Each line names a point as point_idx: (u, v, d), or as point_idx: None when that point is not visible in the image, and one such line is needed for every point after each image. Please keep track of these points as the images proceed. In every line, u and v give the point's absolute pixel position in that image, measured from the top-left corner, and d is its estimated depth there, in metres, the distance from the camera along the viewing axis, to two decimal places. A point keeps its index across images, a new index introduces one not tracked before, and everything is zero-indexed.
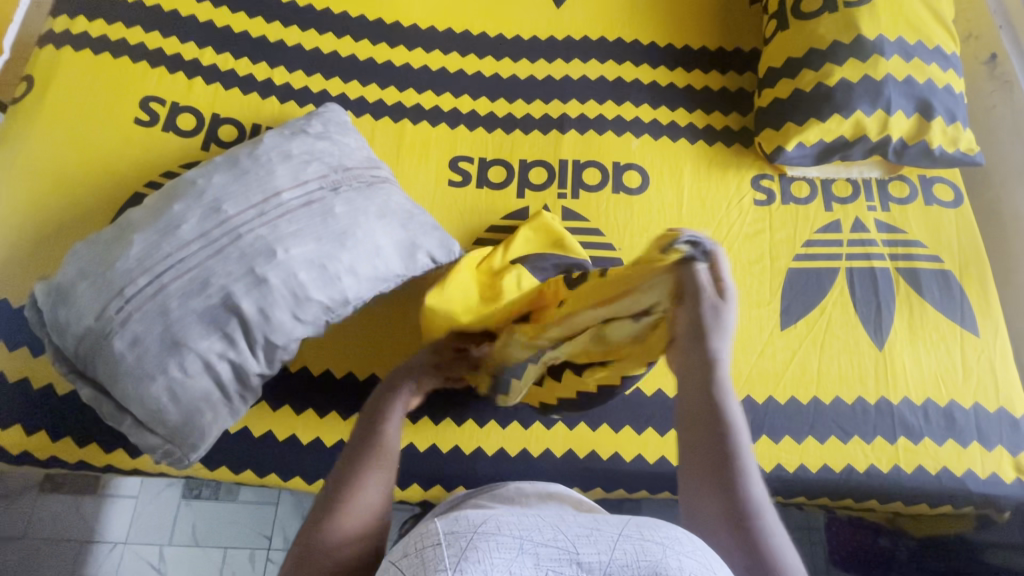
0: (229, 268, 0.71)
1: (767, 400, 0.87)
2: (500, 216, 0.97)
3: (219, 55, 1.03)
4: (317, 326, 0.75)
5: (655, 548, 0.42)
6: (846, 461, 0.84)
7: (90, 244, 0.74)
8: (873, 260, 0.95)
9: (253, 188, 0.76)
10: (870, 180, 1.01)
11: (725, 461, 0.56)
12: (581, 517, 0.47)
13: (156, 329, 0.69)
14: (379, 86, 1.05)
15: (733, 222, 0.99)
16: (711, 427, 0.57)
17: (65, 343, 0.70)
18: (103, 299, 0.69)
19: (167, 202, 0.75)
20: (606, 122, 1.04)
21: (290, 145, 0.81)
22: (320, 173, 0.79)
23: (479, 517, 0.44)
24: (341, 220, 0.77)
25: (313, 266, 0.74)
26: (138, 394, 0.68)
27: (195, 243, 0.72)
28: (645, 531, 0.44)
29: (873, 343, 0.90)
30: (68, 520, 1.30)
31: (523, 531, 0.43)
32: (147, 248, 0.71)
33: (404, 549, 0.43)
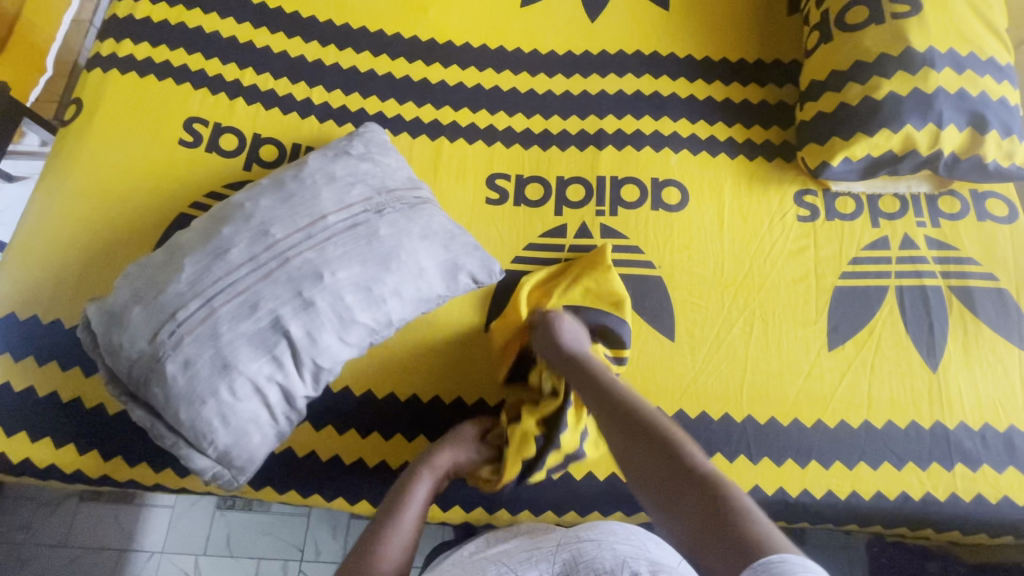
0: (278, 291, 0.72)
1: (816, 424, 0.85)
2: (538, 234, 0.97)
3: (259, 76, 1.04)
4: (362, 347, 0.76)
5: (590, 546, 0.60)
6: (900, 488, 0.81)
7: (141, 267, 0.75)
8: (924, 278, 0.92)
9: (299, 212, 0.76)
10: (918, 195, 0.98)
11: (648, 436, 0.60)
12: None
13: (208, 353, 0.69)
14: (415, 104, 1.05)
15: (776, 238, 0.97)
16: (624, 417, 0.63)
17: (119, 365, 0.71)
18: (155, 322, 0.70)
19: (216, 226, 0.76)
20: (643, 138, 1.03)
21: (333, 167, 0.82)
22: (364, 195, 0.80)
23: (447, 574, 0.62)
24: (385, 242, 0.77)
25: (358, 288, 0.74)
26: (189, 418, 0.69)
27: (244, 267, 0.72)
28: (581, 534, 0.62)
29: (926, 364, 0.87)
30: (108, 529, 1.33)
31: None
32: (198, 272, 0.72)
33: None
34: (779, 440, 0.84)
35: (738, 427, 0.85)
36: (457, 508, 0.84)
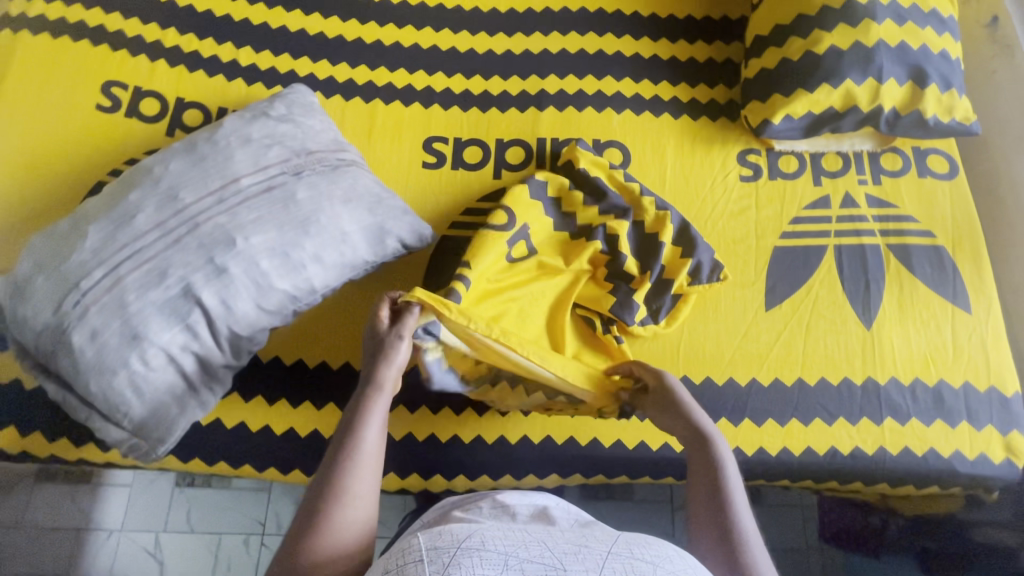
0: (188, 258, 0.69)
1: (750, 383, 0.85)
2: (476, 198, 0.94)
3: (183, 36, 0.99)
4: (284, 316, 0.74)
5: (644, 566, 0.45)
6: (830, 444, 0.82)
7: (46, 236, 0.72)
8: (863, 237, 0.92)
9: (211, 175, 0.73)
10: (861, 153, 0.97)
11: (710, 458, 0.67)
12: (571, 534, 0.50)
13: (115, 323, 0.67)
14: (349, 65, 1.01)
15: (717, 199, 0.95)
16: (702, 455, 0.68)
17: (25, 338, 0.69)
18: (59, 292, 0.67)
19: (123, 191, 0.72)
20: (585, 98, 1.00)
21: (250, 129, 0.78)
22: (282, 157, 0.77)
23: (463, 531, 0.48)
24: (304, 206, 0.74)
25: (275, 254, 0.72)
26: (100, 389, 0.66)
27: (152, 234, 0.69)
28: (635, 549, 0.48)
29: (861, 322, 0.88)
30: (62, 510, 1.32)
31: (509, 547, 0.46)
32: (103, 240, 0.69)
33: (386, 566, 0.47)
34: (714, 400, 0.84)
35: None
36: (392, 475, 0.83)
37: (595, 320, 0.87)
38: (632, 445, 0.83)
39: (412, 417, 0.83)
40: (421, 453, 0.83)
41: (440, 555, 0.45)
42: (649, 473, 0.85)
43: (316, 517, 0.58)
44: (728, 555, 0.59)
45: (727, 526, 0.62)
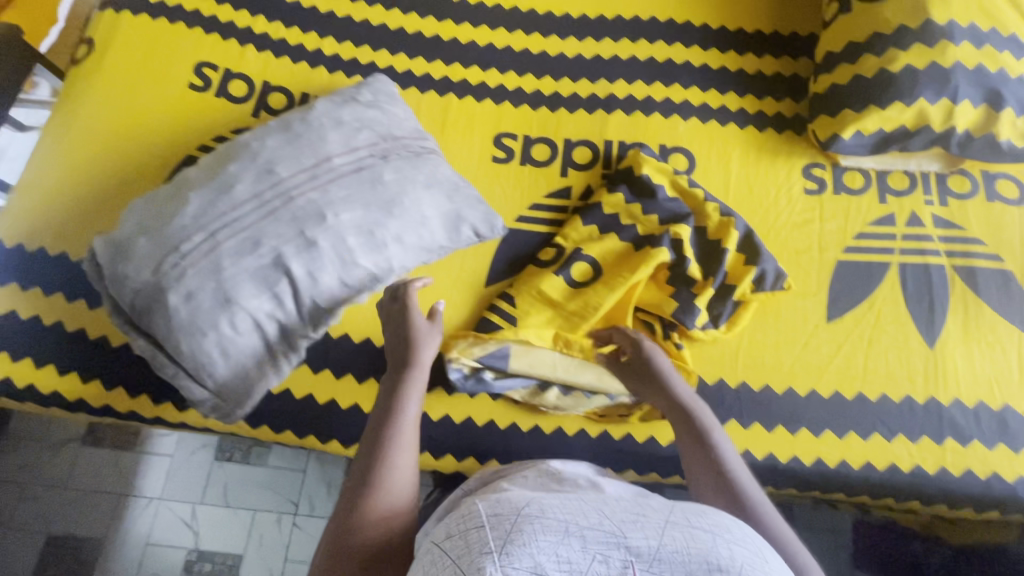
0: (281, 229, 0.72)
1: (809, 393, 0.85)
2: (542, 194, 0.97)
3: (271, 24, 1.04)
4: (363, 292, 0.77)
5: (704, 534, 0.47)
6: (889, 460, 0.82)
7: (147, 201, 0.76)
8: (928, 257, 0.92)
9: (305, 152, 0.77)
10: (928, 173, 0.97)
11: (694, 424, 0.73)
12: (626, 503, 0.51)
13: (209, 286, 0.70)
14: (425, 59, 1.04)
15: (781, 210, 0.96)
16: (685, 416, 0.74)
17: (123, 295, 0.72)
18: (160, 254, 0.71)
19: (223, 163, 0.76)
20: (653, 104, 1.03)
21: (341, 112, 0.82)
22: (370, 141, 0.80)
23: (519, 499, 0.49)
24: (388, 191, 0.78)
25: (361, 232, 0.75)
26: (191, 347, 0.70)
27: (249, 204, 0.73)
28: (691, 518, 0.49)
29: (923, 340, 0.87)
30: (107, 473, 1.36)
31: (567, 515, 0.47)
32: (203, 207, 0.73)
33: (449, 531, 0.48)
34: (772, 407, 0.85)
35: (731, 392, 0.85)
36: (449, 457, 0.85)
37: (656, 324, 0.87)
38: None
39: (471, 402, 0.85)
40: (479, 437, 0.84)
41: (501, 521, 0.46)
42: None
43: (364, 491, 0.61)
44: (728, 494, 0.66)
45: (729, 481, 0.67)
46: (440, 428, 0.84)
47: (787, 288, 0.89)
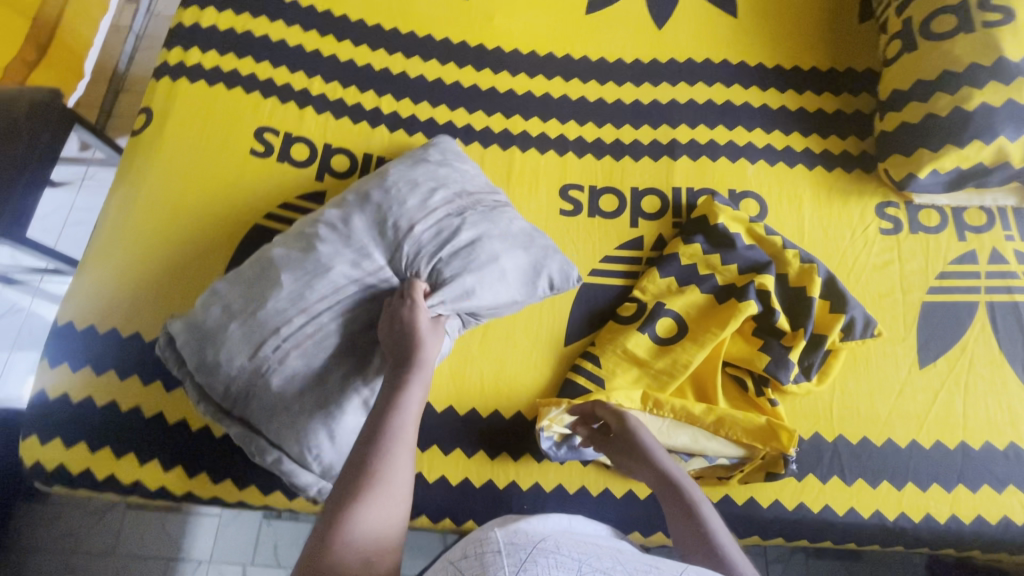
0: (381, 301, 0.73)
1: (910, 445, 0.82)
2: (614, 246, 0.95)
3: (328, 84, 1.04)
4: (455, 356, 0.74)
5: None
6: (1002, 512, 0.79)
7: (230, 282, 0.74)
8: (1016, 294, 0.90)
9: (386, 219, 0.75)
10: (1004, 208, 0.96)
11: (683, 501, 0.65)
12: (639, 557, 0.50)
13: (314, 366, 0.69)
14: (484, 113, 1.04)
15: (859, 252, 0.94)
16: (675, 497, 0.65)
17: (215, 383, 0.70)
18: (258, 338, 0.69)
19: (308, 238, 0.75)
20: (717, 148, 1.01)
21: (415, 173, 0.81)
22: (446, 200, 0.78)
23: (538, 537, 0.52)
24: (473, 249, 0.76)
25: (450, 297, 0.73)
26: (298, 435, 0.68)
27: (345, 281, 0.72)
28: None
29: (1022, 382, 0.85)
30: (154, 539, 1.31)
31: (581, 558, 0.48)
32: (297, 286, 0.71)
33: (466, 552, 0.50)
34: (873, 461, 0.82)
35: (830, 446, 0.83)
36: None
37: (747, 379, 0.86)
38: (791, 506, 0.80)
39: (562, 469, 0.82)
40: (572, 506, 0.81)
41: (515, 550, 0.48)
42: (806, 536, 0.82)
43: (347, 498, 0.51)
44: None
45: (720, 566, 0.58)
46: (531, 499, 0.81)
47: (878, 335, 0.86)
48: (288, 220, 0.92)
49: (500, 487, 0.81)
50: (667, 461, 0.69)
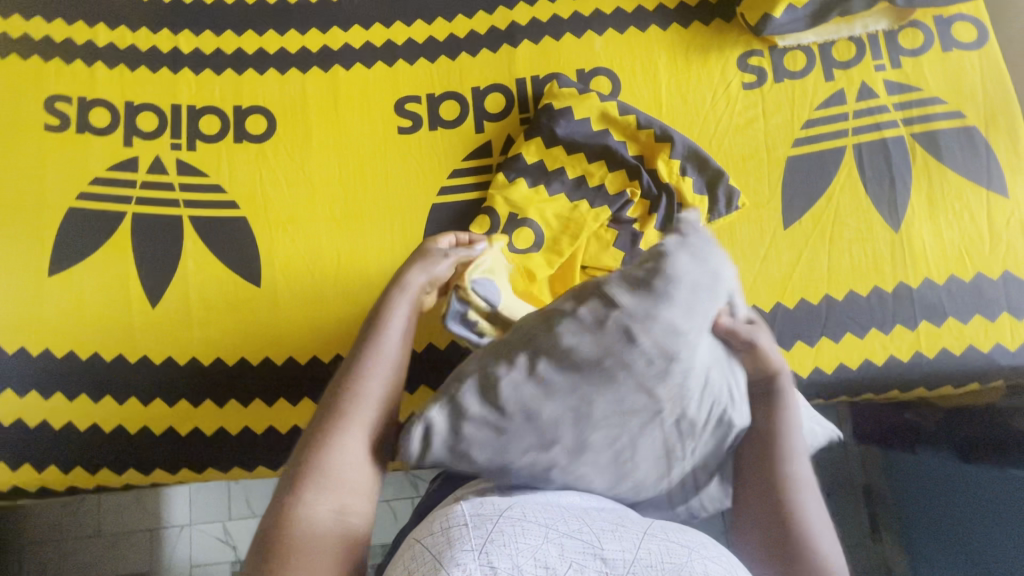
0: (603, 450, 0.47)
1: (775, 308, 0.80)
2: (460, 158, 0.88)
3: (115, 32, 0.92)
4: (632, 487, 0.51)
5: (678, 549, 0.44)
6: (862, 357, 0.79)
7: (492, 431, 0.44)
8: (884, 130, 0.84)
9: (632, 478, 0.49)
10: (876, 35, 0.87)
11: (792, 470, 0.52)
12: (609, 510, 0.48)
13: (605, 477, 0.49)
14: (299, 32, 0.93)
15: (720, 114, 0.87)
16: (769, 476, 0.52)
17: None
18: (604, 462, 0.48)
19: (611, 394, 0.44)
20: (561, 24, 0.91)
21: (692, 318, 0.43)
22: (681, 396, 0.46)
23: (506, 502, 0.45)
24: (726, 386, 0.50)
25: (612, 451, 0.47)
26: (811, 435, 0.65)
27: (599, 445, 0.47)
28: (670, 532, 0.46)
29: (887, 225, 0.82)
30: (133, 512, 1.18)
31: (549, 519, 0.43)
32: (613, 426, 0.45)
33: (429, 529, 0.43)
34: None
35: None
36: None
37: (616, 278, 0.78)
38: None
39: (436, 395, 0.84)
40: None
41: (483, 521, 0.42)
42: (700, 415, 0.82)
43: (338, 411, 0.47)
44: None
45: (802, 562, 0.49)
46: None
47: (742, 207, 0.82)
48: (102, 197, 0.85)
49: None
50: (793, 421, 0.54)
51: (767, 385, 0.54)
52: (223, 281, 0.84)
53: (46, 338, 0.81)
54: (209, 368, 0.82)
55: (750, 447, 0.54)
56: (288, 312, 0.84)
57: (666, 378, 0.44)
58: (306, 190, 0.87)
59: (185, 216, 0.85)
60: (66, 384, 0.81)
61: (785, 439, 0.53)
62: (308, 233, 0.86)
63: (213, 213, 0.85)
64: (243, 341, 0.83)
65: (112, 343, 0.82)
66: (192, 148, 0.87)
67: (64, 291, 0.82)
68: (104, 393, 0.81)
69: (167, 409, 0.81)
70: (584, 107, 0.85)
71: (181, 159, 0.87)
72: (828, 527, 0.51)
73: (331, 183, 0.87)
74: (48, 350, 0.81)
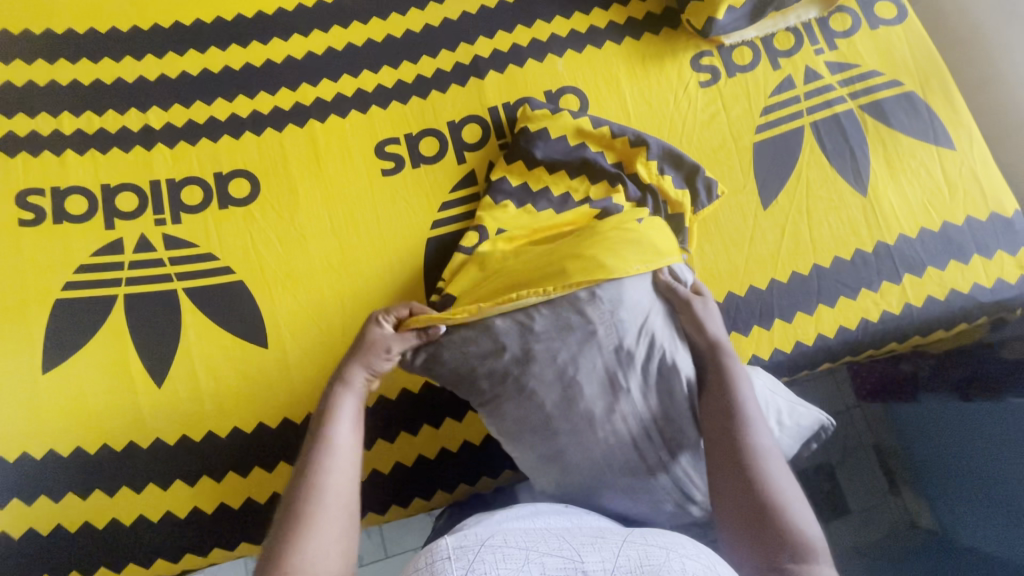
0: (553, 383, 0.65)
1: (770, 284, 0.84)
2: (447, 190, 0.90)
3: (80, 118, 0.91)
4: (609, 436, 0.64)
5: (655, 551, 0.48)
6: (859, 316, 0.83)
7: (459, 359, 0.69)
8: (835, 106, 0.91)
9: (591, 437, 0.64)
10: (809, 22, 0.95)
11: (747, 431, 0.60)
12: (590, 530, 0.53)
13: (575, 421, 0.64)
14: (268, 93, 0.94)
15: (685, 113, 0.92)
16: (731, 420, 0.61)
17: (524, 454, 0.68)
18: (560, 393, 0.64)
19: (562, 330, 0.66)
20: (522, 51, 0.96)
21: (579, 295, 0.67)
22: (614, 334, 0.65)
23: (486, 533, 0.50)
24: (662, 331, 0.68)
25: (559, 380, 0.64)
26: (791, 417, 0.73)
27: (552, 384, 0.65)
28: (649, 537, 0.50)
29: (856, 191, 0.87)
30: None
31: (529, 543, 0.49)
32: (569, 353, 0.65)
33: (415, 565, 0.47)
34: (741, 311, 0.83)
35: None
36: (464, 486, 0.82)
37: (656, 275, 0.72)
38: None
39: (462, 426, 0.82)
40: (485, 459, 0.82)
41: (465, 553, 0.46)
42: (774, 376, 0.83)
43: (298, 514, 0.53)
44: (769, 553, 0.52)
45: (772, 516, 0.53)
46: (443, 464, 0.82)
47: (722, 195, 0.86)
48: (90, 284, 0.83)
49: (408, 465, 0.81)
50: (742, 390, 0.64)
51: (710, 350, 0.68)
52: (230, 346, 0.82)
53: (47, 439, 0.78)
54: (228, 438, 0.80)
55: (714, 416, 0.62)
56: (300, 368, 0.83)
57: (592, 320, 0.66)
58: (300, 244, 0.87)
59: (180, 289, 0.84)
60: (77, 482, 0.77)
61: (739, 399, 0.63)
62: (308, 287, 0.85)
63: (208, 282, 0.84)
64: (258, 405, 0.81)
65: (119, 432, 0.79)
66: (177, 221, 0.86)
67: (61, 387, 0.79)
68: (121, 484, 0.78)
69: (190, 488, 0.79)
70: (559, 125, 0.88)
71: (167, 233, 0.86)
72: (792, 483, 0.57)
73: (324, 234, 0.88)
74: (53, 450, 0.77)
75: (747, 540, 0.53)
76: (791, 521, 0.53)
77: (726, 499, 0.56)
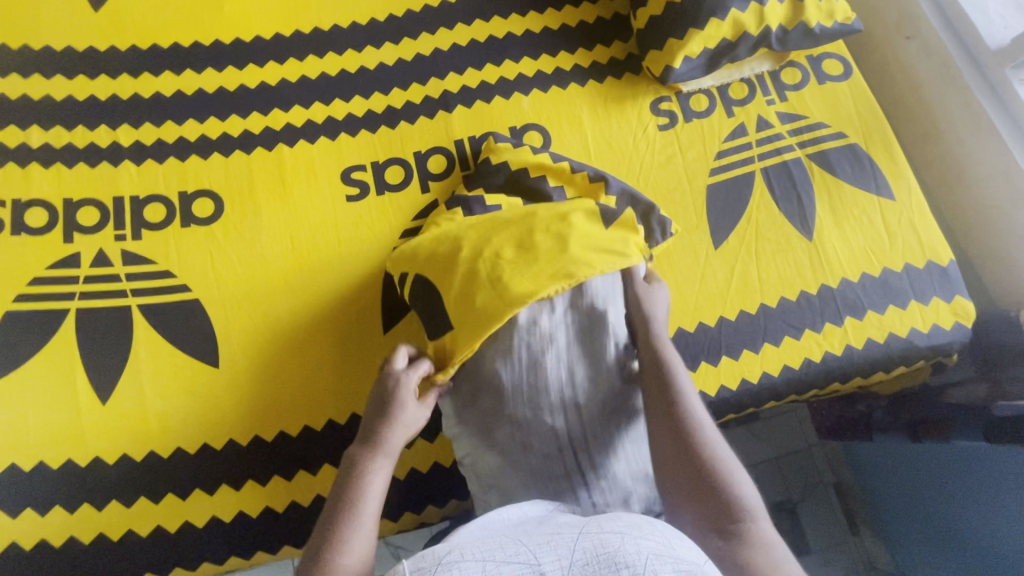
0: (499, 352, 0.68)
1: (718, 322, 0.87)
2: (409, 217, 0.92)
3: (49, 132, 0.92)
4: (542, 412, 0.66)
5: (611, 537, 0.47)
6: (803, 356, 0.86)
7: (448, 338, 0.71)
8: (784, 154, 0.95)
9: (520, 408, 0.67)
10: (762, 74, 1.00)
11: (680, 405, 0.62)
12: (546, 527, 0.52)
13: (513, 390, 0.67)
14: (241, 116, 0.96)
15: (643, 154, 0.96)
16: (667, 398, 0.62)
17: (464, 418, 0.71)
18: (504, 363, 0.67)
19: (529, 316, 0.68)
20: (489, 88, 0.99)
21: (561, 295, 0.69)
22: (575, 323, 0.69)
23: (443, 549, 0.47)
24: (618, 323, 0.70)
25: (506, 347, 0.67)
26: None
27: (501, 355, 0.68)
28: (604, 524, 0.50)
29: (802, 235, 0.91)
30: None
31: (486, 552, 0.47)
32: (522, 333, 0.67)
33: None
34: (689, 347, 0.85)
35: None
36: (409, 515, 0.82)
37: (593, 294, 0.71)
38: None
39: (409, 452, 0.82)
40: (430, 487, 0.82)
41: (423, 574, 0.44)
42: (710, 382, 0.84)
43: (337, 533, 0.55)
44: (708, 510, 0.56)
45: (709, 480, 0.57)
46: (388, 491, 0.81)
47: (676, 233, 0.89)
48: (40, 297, 0.83)
49: None
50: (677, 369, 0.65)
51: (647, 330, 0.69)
52: (179, 365, 0.82)
53: None
54: (170, 459, 0.79)
55: (654, 392, 0.64)
56: (250, 389, 0.82)
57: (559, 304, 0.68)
58: (259, 265, 0.88)
59: (134, 305, 0.84)
60: (12, 500, 0.76)
61: (673, 374, 0.64)
62: (264, 308, 0.86)
63: (163, 300, 0.84)
64: (203, 426, 0.80)
65: (59, 449, 0.77)
66: (137, 237, 0.87)
67: (5, 401, 0.78)
68: (55, 504, 0.76)
69: (127, 510, 0.77)
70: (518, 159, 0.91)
71: (125, 249, 0.86)
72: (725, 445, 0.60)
73: (285, 256, 0.89)
74: None
75: (691, 506, 0.57)
76: (727, 485, 0.57)
77: (668, 473, 0.59)
